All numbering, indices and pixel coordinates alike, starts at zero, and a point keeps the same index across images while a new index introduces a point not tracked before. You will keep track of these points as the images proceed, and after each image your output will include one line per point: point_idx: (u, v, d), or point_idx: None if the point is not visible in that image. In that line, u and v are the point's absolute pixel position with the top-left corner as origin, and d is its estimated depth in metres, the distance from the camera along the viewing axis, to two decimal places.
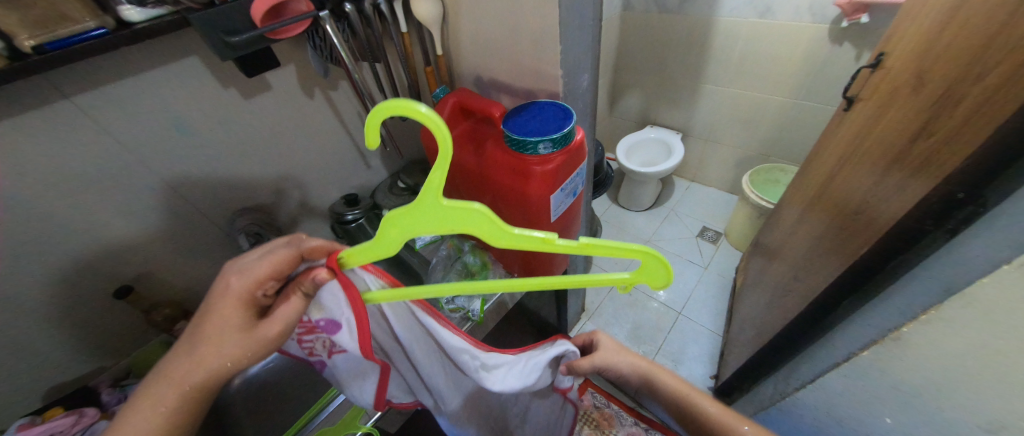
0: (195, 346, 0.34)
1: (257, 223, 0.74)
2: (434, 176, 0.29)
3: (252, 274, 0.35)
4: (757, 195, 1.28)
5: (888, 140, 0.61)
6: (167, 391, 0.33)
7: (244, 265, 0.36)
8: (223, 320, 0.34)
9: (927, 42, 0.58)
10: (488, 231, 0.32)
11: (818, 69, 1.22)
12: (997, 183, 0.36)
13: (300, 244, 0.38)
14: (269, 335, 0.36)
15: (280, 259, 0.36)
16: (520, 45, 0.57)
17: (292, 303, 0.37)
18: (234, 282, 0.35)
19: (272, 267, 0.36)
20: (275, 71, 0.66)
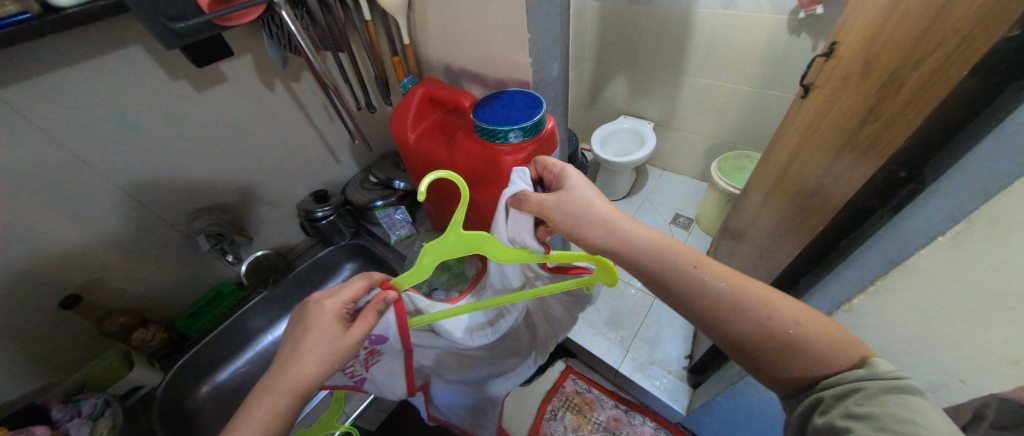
0: (286, 368, 0.37)
1: (218, 223, 0.70)
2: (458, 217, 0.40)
3: (339, 297, 0.40)
4: (725, 181, 1.33)
5: (840, 124, 0.64)
6: (265, 406, 0.35)
7: (329, 291, 0.41)
8: (312, 341, 0.38)
9: (873, 31, 0.61)
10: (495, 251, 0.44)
11: (778, 58, 1.27)
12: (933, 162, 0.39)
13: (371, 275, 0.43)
14: (348, 350, 0.38)
15: (356, 286, 0.41)
16: (488, 33, 0.56)
17: (365, 321, 0.40)
18: (327, 305, 0.40)
19: (350, 293, 0.41)
20: (230, 61, 0.62)
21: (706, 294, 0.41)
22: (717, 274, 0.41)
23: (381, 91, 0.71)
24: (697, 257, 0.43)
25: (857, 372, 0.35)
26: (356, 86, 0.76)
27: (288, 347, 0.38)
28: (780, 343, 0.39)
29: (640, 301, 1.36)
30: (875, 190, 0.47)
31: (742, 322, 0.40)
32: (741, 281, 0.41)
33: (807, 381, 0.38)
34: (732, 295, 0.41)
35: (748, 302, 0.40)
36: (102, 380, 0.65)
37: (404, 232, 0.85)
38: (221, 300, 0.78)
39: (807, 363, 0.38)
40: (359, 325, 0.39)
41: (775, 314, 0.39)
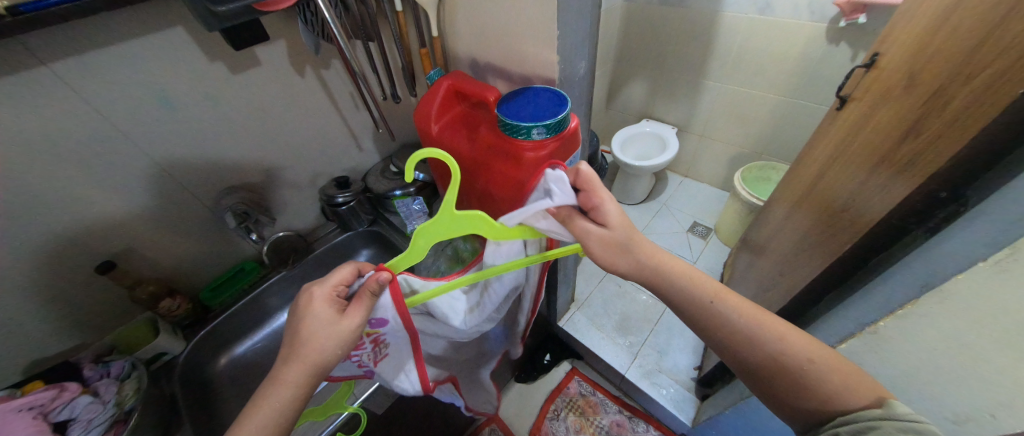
0: (290, 355, 0.38)
1: (245, 203, 0.72)
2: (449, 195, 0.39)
3: (327, 285, 0.41)
4: (748, 192, 1.29)
5: (877, 139, 0.62)
6: (276, 395, 0.37)
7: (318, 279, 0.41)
8: (311, 328, 0.39)
9: (920, 43, 0.58)
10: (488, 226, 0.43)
11: (814, 68, 1.22)
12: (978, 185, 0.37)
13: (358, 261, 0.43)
14: (348, 331, 0.39)
15: (345, 273, 0.42)
16: (517, 29, 0.56)
17: (362, 302, 0.40)
18: (317, 294, 0.40)
19: (340, 279, 0.41)
20: (264, 46, 0.64)
21: (728, 328, 0.42)
22: (736, 307, 0.42)
23: (407, 81, 0.72)
24: (716, 291, 0.43)
25: (873, 412, 0.34)
26: (383, 76, 0.77)
27: (287, 340, 0.39)
28: (790, 376, 0.39)
29: (651, 308, 1.34)
30: (910, 210, 0.45)
31: (754, 355, 0.41)
32: (760, 315, 0.42)
33: (816, 416, 0.38)
34: (747, 326, 0.42)
35: (764, 336, 0.41)
36: (130, 344, 0.68)
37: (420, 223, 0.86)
38: (243, 276, 0.81)
39: (816, 399, 0.38)
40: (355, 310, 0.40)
41: (787, 347, 0.40)
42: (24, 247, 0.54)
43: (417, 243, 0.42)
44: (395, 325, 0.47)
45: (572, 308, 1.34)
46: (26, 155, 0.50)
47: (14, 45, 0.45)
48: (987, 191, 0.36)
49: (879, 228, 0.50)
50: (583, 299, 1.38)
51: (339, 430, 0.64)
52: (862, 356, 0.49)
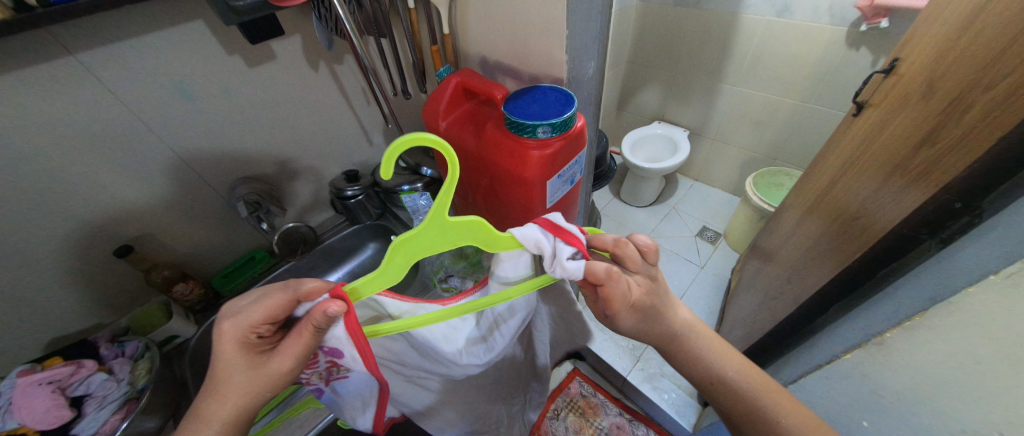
0: (214, 392, 0.36)
1: (259, 192, 0.74)
2: (441, 196, 0.34)
3: (253, 316, 0.37)
4: (760, 198, 1.27)
5: (893, 147, 0.60)
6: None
7: (240, 309, 0.38)
8: (235, 364, 0.37)
9: (943, 47, 0.56)
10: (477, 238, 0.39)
11: (833, 72, 1.20)
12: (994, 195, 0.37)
13: (297, 287, 0.39)
14: (281, 369, 0.38)
15: (277, 303, 0.38)
16: (527, 29, 0.56)
17: (302, 338, 0.38)
18: (249, 324, 0.37)
19: (270, 309, 0.38)
20: (280, 40, 0.65)
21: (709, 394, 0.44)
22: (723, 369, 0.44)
23: (418, 78, 0.73)
24: (713, 378, 0.44)
25: None
26: (394, 72, 0.78)
27: (208, 377, 0.37)
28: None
29: None
30: (923, 221, 0.44)
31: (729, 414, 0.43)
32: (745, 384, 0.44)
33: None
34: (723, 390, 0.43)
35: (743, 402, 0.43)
36: (144, 326, 0.71)
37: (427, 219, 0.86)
38: (253, 264, 0.83)
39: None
40: (291, 343, 0.38)
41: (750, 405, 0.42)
42: (49, 229, 0.57)
43: (394, 258, 0.37)
44: (353, 361, 0.42)
45: (577, 308, 1.33)
46: (52, 141, 0.52)
47: (45, 35, 0.47)
48: (1003, 203, 0.35)
49: (890, 238, 0.49)
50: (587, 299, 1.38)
51: (340, 418, 0.66)
52: (867, 367, 0.48)
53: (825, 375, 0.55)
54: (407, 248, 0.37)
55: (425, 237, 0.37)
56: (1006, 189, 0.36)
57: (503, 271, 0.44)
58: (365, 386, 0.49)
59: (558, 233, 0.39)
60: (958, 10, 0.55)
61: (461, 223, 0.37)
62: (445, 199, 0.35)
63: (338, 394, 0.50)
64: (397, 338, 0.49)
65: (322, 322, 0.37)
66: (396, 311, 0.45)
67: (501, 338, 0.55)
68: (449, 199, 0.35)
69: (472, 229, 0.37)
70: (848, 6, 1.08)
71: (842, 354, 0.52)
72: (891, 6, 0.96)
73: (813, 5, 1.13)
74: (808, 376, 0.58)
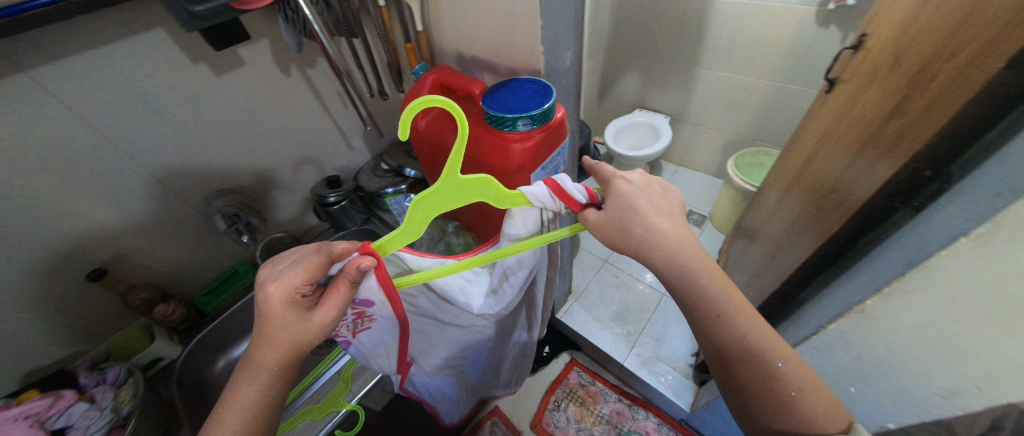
0: (262, 348, 0.36)
1: (234, 205, 0.71)
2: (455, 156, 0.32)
3: (294, 277, 0.36)
4: (742, 178, 1.30)
5: (864, 121, 0.62)
6: (253, 388, 0.36)
7: (279, 271, 0.36)
8: (278, 323, 0.36)
9: (907, 19, 0.57)
10: (493, 196, 0.37)
11: (804, 52, 1.22)
12: (960, 163, 0.38)
13: (329, 248, 0.37)
14: (326, 325, 0.37)
15: (314, 265, 0.36)
16: (502, 22, 0.55)
17: (342, 296, 0.37)
18: (286, 289, 0.35)
19: (308, 271, 0.36)
20: (248, 46, 0.63)
21: (725, 343, 0.40)
22: (745, 324, 0.39)
23: (394, 78, 0.72)
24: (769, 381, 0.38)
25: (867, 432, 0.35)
26: (370, 73, 0.77)
27: (254, 334, 0.36)
28: (772, 393, 0.38)
29: (648, 297, 1.36)
30: (899, 188, 0.46)
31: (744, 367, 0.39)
32: (770, 339, 0.39)
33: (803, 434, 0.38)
34: (733, 342, 0.39)
35: (761, 356, 0.38)
36: (125, 350, 0.69)
37: None
38: (237, 279, 0.80)
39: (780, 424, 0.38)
40: (336, 300, 0.37)
41: (763, 356, 0.38)
42: (14, 257, 0.54)
43: (415, 217, 0.35)
44: (383, 306, 0.43)
45: (570, 299, 1.34)
46: (8, 164, 0.49)
47: None
48: (969, 168, 0.37)
49: (866, 208, 0.51)
50: (580, 290, 1.39)
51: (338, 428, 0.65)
52: (851, 334, 0.49)
53: (814, 345, 0.56)
54: (426, 208, 0.35)
55: (443, 195, 0.35)
56: (970, 158, 0.37)
57: (512, 227, 0.43)
58: (389, 337, 0.48)
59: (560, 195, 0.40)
60: None
61: (474, 182, 0.35)
62: (458, 157, 0.32)
63: (363, 347, 0.48)
64: (416, 293, 0.49)
65: (355, 278, 0.36)
66: (417, 268, 0.43)
67: (512, 293, 0.53)
68: (461, 157, 0.32)
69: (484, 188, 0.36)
70: None
71: (825, 325, 0.53)
72: None
73: None
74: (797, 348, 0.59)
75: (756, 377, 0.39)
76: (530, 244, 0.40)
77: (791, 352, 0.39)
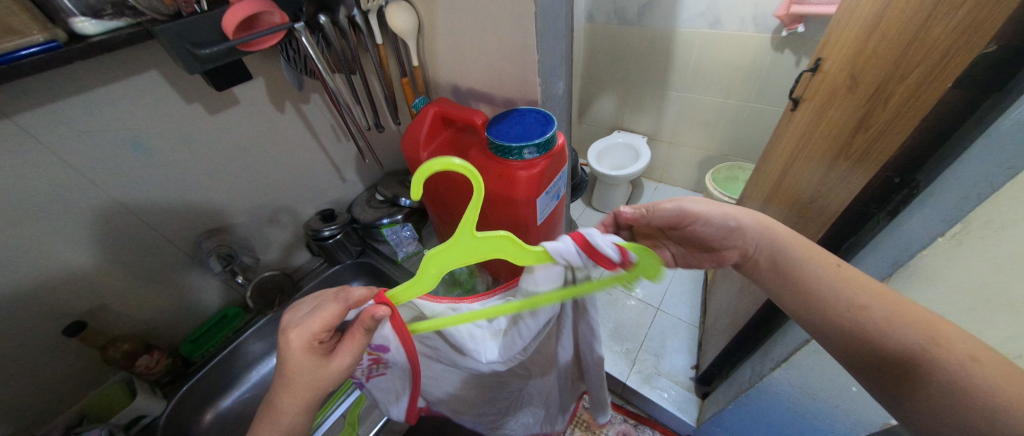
0: (278, 397, 0.36)
1: (227, 242, 0.71)
2: (468, 214, 0.32)
3: (314, 325, 0.36)
4: (721, 192, 1.36)
5: (832, 135, 0.68)
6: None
7: (299, 319, 0.36)
8: (295, 373, 0.35)
9: (857, 46, 0.65)
10: (510, 252, 0.36)
11: (765, 74, 1.33)
12: (926, 170, 0.42)
13: (346, 297, 0.37)
14: (341, 372, 0.37)
15: (333, 313, 0.36)
16: (498, 57, 0.58)
17: (358, 342, 0.37)
18: (311, 342, 0.35)
19: (327, 320, 0.36)
20: (243, 85, 0.63)
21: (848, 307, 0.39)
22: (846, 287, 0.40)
23: (389, 111, 0.73)
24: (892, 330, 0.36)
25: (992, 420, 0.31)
26: (365, 107, 0.78)
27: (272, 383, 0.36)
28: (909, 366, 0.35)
29: (643, 312, 1.38)
30: (871, 194, 0.51)
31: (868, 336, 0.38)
32: (892, 315, 0.37)
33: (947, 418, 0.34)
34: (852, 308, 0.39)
35: (881, 328, 0.37)
36: (103, 411, 0.62)
37: (411, 249, 0.86)
38: (225, 323, 0.76)
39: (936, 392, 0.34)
40: (351, 347, 0.37)
41: (883, 318, 0.37)
42: None
43: (428, 270, 0.35)
44: (397, 353, 0.43)
45: None
46: None
47: None
48: (933, 173, 0.41)
49: (847, 215, 0.55)
50: None
51: None
52: None
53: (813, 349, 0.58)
54: (437, 261, 0.35)
55: (458, 247, 0.35)
56: (932, 165, 0.42)
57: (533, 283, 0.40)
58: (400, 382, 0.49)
59: (591, 254, 0.37)
60: (864, 14, 0.64)
61: (490, 237, 0.35)
62: (472, 216, 0.32)
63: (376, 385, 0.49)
64: (431, 335, 0.48)
65: (371, 327, 0.37)
66: (431, 314, 0.42)
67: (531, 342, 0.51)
68: (473, 215, 0.32)
69: (499, 243, 0.35)
70: (770, 16, 1.21)
71: None
72: (805, 13, 1.09)
73: (739, 17, 1.26)
74: (797, 354, 0.61)
75: (888, 343, 0.37)
76: (531, 303, 0.39)
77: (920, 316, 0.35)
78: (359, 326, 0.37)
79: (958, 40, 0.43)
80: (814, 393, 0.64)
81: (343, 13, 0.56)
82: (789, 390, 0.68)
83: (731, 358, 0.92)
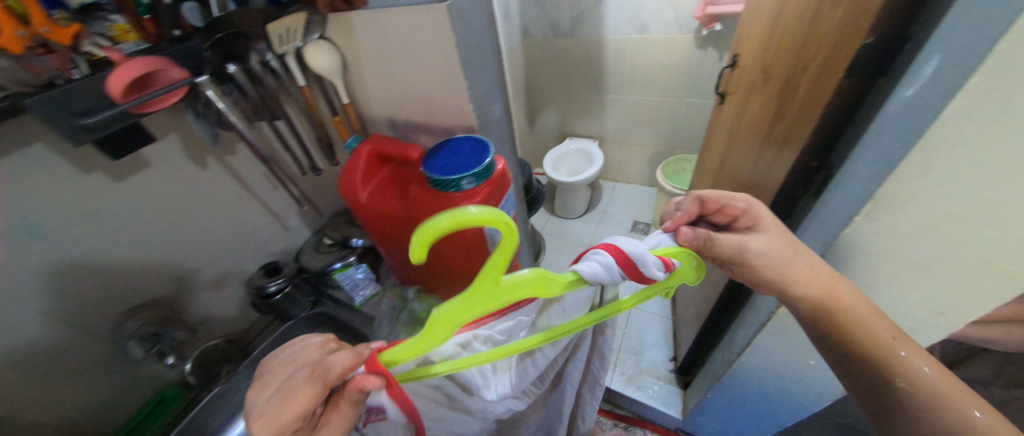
0: None
1: (152, 318, 0.63)
2: (492, 261, 0.28)
3: (284, 416, 0.31)
4: (672, 185, 1.43)
5: (755, 126, 0.73)
6: None
7: (264, 408, 0.32)
8: None
9: (764, 43, 0.70)
10: (541, 289, 0.31)
11: (694, 71, 1.42)
12: (835, 152, 0.49)
13: (325, 373, 0.32)
14: None
15: (307, 396, 0.31)
16: (429, 87, 0.57)
17: (343, 414, 0.34)
18: (292, 425, 0.31)
19: (300, 406, 0.31)
20: (152, 146, 0.58)
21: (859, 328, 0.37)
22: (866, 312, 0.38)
23: (325, 152, 0.70)
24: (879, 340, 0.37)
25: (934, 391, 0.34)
26: (298, 150, 0.74)
27: None
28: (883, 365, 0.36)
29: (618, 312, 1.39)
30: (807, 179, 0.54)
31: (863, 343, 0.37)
32: (860, 323, 0.37)
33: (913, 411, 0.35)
34: (838, 326, 0.38)
35: (863, 340, 0.37)
36: None
37: (369, 291, 0.82)
38: (164, 409, 0.68)
39: (911, 410, 0.34)
40: (337, 420, 0.34)
41: (867, 331, 0.37)
42: None
43: (434, 330, 0.31)
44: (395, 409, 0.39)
45: None
46: None
47: None
48: (842, 152, 0.47)
49: (778, 199, 0.59)
50: None
51: None
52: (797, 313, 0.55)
53: (770, 331, 0.60)
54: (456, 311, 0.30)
55: (477, 299, 0.30)
56: (841, 147, 0.48)
57: (561, 307, 0.40)
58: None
59: (631, 273, 0.32)
60: (766, 14, 0.70)
61: (514, 283, 0.30)
62: (496, 263, 0.28)
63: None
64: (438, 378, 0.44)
65: (358, 397, 0.33)
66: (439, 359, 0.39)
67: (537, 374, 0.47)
68: (500, 261, 0.28)
69: (527, 286, 0.30)
70: (689, 17, 1.30)
71: (773, 310, 0.57)
72: (718, 13, 1.18)
73: (662, 21, 1.34)
74: (758, 337, 0.63)
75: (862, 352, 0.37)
76: (554, 334, 0.37)
77: (885, 325, 0.37)
78: (349, 395, 0.34)
79: (837, 30, 0.48)
80: (779, 371, 0.67)
81: (255, 60, 0.53)
82: (758, 371, 0.71)
83: (704, 345, 0.95)
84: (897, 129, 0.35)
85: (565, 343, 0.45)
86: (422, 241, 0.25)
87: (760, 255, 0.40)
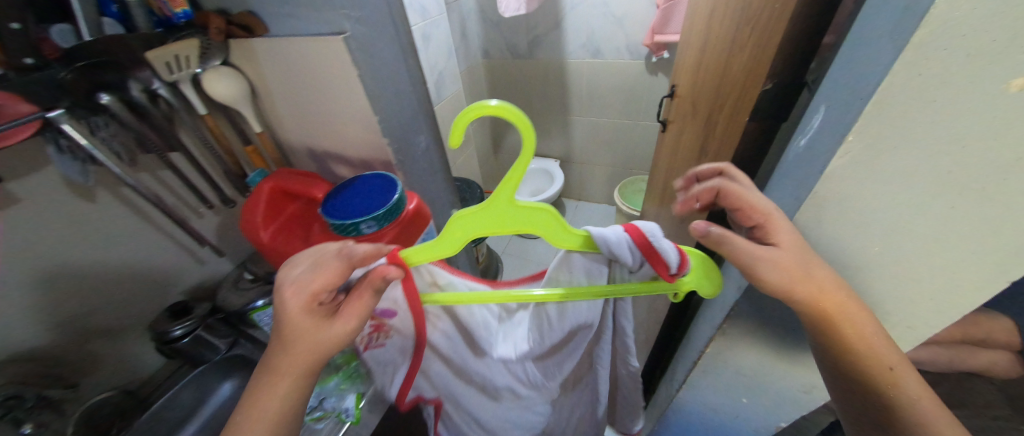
0: (267, 361, 0.33)
1: (18, 378, 0.53)
2: (513, 175, 0.28)
3: (314, 282, 0.32)
4: (628, 206, 1.44)
5: (688, 157, 0.73)
6: (269, 404, 0.32)
7: (296, 278, 0.32)
8: (292, 355, 0.32)
9: (693, 77, 0.71)
10: (551, 234, 0.32)
11: (647, 95, 1.46)
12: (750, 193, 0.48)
13: (349, 254, 0.33)
14: (339, 335, 0.33)
15: (331, 272, 0.32)
16: (342, 118, 0.54)
17: (360, 303, 0.34)
18: (301, 326, 0.32)
19: (331, 276, 0.32)
20: (20, 178, 0.49)
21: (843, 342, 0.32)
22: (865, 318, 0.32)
23: (237, 184, 0.64)
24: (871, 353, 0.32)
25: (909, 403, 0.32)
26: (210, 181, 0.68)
27: (271, 341, 0.33)
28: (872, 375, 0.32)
29: None
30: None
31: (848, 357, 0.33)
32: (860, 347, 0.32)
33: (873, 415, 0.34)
34: (842, 349, 0.33)
35: (867, 367, 0.33)
36: None
37: None
38: None
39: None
40: (354, 307, 0.34)
41: (873, 356, 0.32)
42: None
43: (452, 230, 0.32)
44: (403, 319, 0.41)
45: None
46: None
47: None
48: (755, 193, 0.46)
49: None
50: None
51: None
52: (725, 354, 0.54)
53: (703, 370, 0.59)
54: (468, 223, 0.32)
55: (489, 216, 0.31)
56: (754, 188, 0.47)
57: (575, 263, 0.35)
58: (398, 367, 0.46)
59: (650, 256, 0.31)
60: (693, 49, 0.72)
61: (533, 208, 0.30)
62: (512, 180, 0.29)
63: (377, 361, 0.46)
64: (440, 316, 0.43)
65: (377, 287, 0.34)
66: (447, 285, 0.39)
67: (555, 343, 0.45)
68: (518, 177, 0.28)
69: (541, 217, 0.31)
70: (639, 45, 1.34)
71: (704, 350, 0.55)
72: (666, 42, 1.22)
73: (614, 48, 1.37)
74: (693, 375, 0.62)
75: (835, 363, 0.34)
76: (577, 293, 0.34)
77: (894, 354, 0.32)
78: (351, 309, 0.34)
79: (745, 72, 0.48)
80: (718, 407, 0.65)
81: (137, 90, 0.48)
82: (698, 407, 0.69)
83: (652, 373, 0.94)
84: (779, 190, 0.34)
85: (563, 326, 0.41)
86: (462, 129, 0.25)
87: (772, 268, 0.30)
